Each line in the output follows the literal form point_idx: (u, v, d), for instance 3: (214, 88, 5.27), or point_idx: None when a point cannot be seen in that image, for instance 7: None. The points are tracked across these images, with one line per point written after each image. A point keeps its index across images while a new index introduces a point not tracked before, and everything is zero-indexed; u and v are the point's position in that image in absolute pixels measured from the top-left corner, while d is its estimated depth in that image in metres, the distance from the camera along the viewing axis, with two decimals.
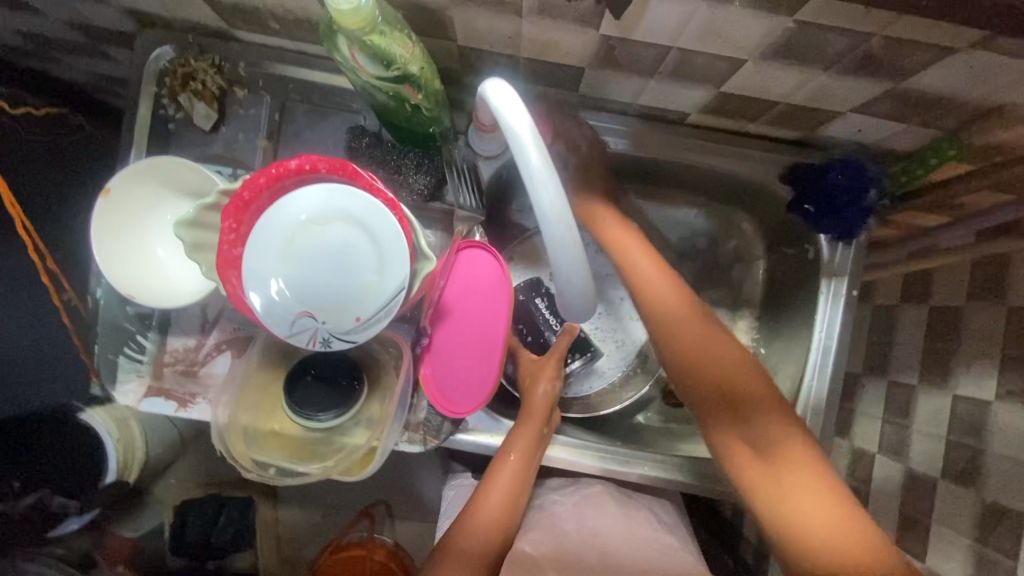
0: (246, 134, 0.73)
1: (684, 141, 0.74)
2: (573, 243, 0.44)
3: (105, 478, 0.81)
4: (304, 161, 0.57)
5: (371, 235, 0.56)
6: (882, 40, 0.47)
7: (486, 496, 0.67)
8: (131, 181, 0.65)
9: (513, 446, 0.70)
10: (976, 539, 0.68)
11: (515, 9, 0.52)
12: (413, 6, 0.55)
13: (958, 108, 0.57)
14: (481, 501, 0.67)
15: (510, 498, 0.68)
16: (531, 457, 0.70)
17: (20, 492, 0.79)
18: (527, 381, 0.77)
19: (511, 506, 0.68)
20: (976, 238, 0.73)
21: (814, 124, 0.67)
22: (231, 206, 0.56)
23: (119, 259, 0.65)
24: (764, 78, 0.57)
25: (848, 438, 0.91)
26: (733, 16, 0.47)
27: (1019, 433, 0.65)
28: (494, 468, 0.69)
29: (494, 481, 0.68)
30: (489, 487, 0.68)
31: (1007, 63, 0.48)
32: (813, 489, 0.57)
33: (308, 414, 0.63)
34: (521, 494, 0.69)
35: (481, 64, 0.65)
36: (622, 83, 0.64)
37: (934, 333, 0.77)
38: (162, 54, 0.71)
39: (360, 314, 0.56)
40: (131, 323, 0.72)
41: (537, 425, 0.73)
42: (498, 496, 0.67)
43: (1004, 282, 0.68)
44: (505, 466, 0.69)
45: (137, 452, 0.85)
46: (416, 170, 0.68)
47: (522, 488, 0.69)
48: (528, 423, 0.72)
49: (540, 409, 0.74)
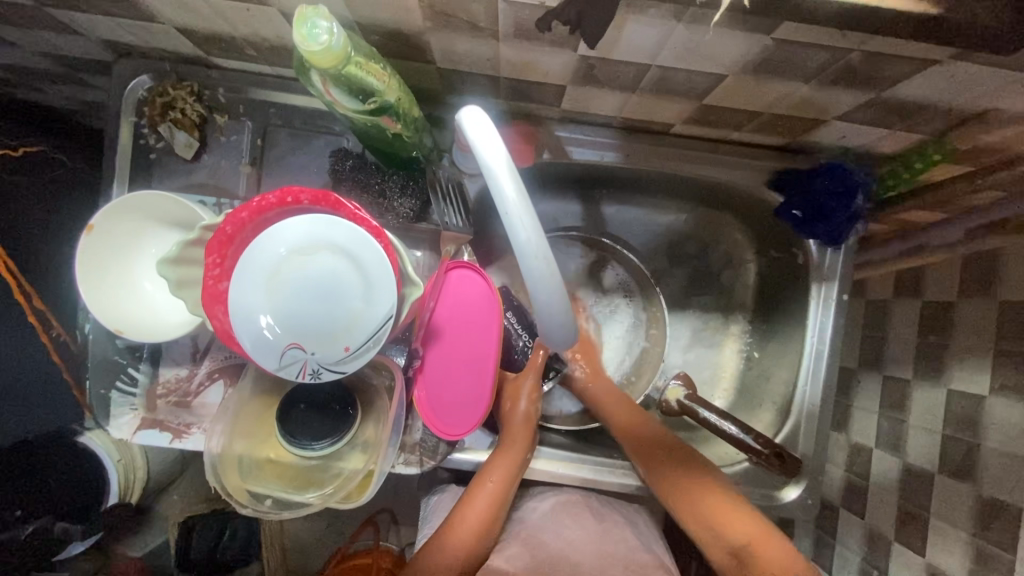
0: (229, 161, 0.73)
1: (669, 153, 0.74)
2: (550, 271, 0.42)
3: (107, 500, 0.84)
4: (286, 193, 0.56)
5: (357, 264, 0.56)
6: (861, 56, 0.47)
7: (464, 516, 0.68)
8: (113, 217, 0.64)
9: (494, 467, 0.72)
10: (974, 533, 0.68)
11: (490, 33, 0.51)
12: (389, 33, 0.54)
13: (939, 115, 0.57)
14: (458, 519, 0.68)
15: (488, 517, 0.69)
16: (512, 477, 0.72)
17: (21, 519, 0.75)
18: (505, 399, 0.79)
19: (488, 526, 0.69)
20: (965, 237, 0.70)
21: (798, 131, 0.67)
22: (215, 242, 0.55)
23: (107, 294, 0.64)
24: (745, 91, 0.57)
25: (845, 433, 0.91)
26: (709, 36, 0.47)
27: (1013, 428, 0.65)
28: (473, 489, 0.70)
29: (473, 501, 0.69)
30: (467, 506, 0.69)
31: (988, 73, 0.48)
32: (734, 529, 0.67)
33: (304, 444, 0.63)
34: (499, 514, 0.70)
35: (462, 84, 0.64)
36: (604, 98, 0.64)
37: (927, 329, 0.77)
38: (140, 84, 0.70)
39: (349, 344, 0.56)
40: (122, 356, 0.72)
41: (520, 446, 0.75)
42: (475, 516, 0.68)
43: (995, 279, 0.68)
44: (486, 487, 0.70)
45: (138, 472, 0.90)
46: (401, 193, 0.68)
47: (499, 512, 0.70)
48: (509, 445, 0.74)
49: (520, 430, 0.76)
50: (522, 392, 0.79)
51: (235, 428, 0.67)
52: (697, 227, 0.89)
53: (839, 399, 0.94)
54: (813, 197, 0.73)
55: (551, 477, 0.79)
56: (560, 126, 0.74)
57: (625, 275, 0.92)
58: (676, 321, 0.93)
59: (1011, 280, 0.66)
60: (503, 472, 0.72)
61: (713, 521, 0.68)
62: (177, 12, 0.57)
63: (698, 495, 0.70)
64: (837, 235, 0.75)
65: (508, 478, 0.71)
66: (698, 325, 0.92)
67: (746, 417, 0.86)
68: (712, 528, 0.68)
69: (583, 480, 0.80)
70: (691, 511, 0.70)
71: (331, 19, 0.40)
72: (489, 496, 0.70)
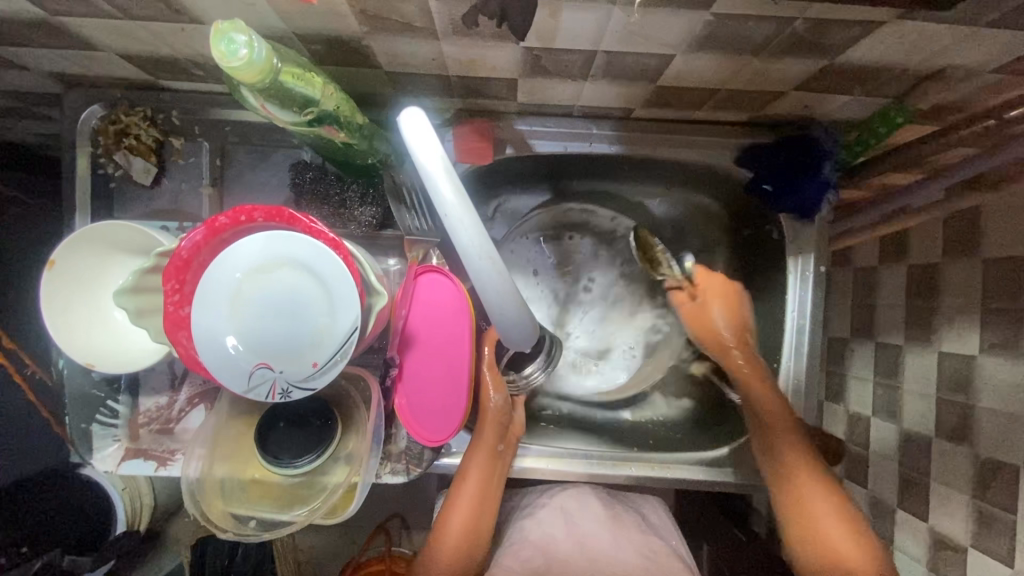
0: (190, 183, 0.72)
1: (633, 139, 0.73)
2: (501, 278, 0.42)
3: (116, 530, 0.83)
4: (238, 212, 0.55)
5: (318, 279, 0.55)
6: (805, 23, 0.46)
7: (444, 534, 0.68)
8: (75, 249, 0.63)
9: (466, 479, 0.70)
10: (975, 495, 0.67)
11: (428, 33, 0.50)
12: (328, 40, 0.53)
13: (897, 77, 0.56)
14: (444, 525, 0.69)
15: (474, 516, 0.69)
16: (490, 474, 0.72)
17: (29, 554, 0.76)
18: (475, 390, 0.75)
19: (471, 540, 0.69)
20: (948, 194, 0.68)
21: (759, 105, 0.65)
22: (171, 267, 0.54)
23: (76, 329, 0.64)
24: (696, 69, 0.56)
25: (842, 404, 0.90)
26: (648, 16, 0.46)
27: (1006, 387, 0.63)
28: (448, 505, 0.70)
29: (452, 519, 0.68)
30: (445, 524, 0.68)
31: (940, 31, 0.46)
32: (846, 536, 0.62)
33: (285, 463, 0.62)
34: (484, 520, 0.70)
35: (411, 84, 0.63)
36: (558, 88, 0.62)
37: (915, 292, 0.76)
38: (91, 114, 0.69)
39: (316, 359, 0.56)
40: (99, 389, 0.71)
41: (493, 450, 0.73)
42: (455, 533, 0.68)
43: (978, 235, 0.66)
44: (465, 488, 0.70)
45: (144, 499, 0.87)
46: (360, 202, 0.68)
47: (484, 507, 0.70)
48: (480, 453, 0.72)
49: (491, 422, 0.73)
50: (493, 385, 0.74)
51: (216, 453, 0.66)
52: (672, 210, 0.88)
53: (833, 370, 0.93)
54: (778, 170, 0.73)
55: (549, 474, 0.78)
56: (520, 120, 0.72)
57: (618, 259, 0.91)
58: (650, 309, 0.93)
59: (993, 236, 0.64)
60: (477, 482, 0.70)
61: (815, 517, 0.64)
62: (114, 37, 0.56)
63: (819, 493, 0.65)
64: (809, 207, 0.74)
65: (484, 476, 0.71)
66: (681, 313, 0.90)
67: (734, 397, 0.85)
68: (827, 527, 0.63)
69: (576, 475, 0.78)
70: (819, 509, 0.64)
71: (247, 32, 0.39)
72: (470, 498, 0.70)
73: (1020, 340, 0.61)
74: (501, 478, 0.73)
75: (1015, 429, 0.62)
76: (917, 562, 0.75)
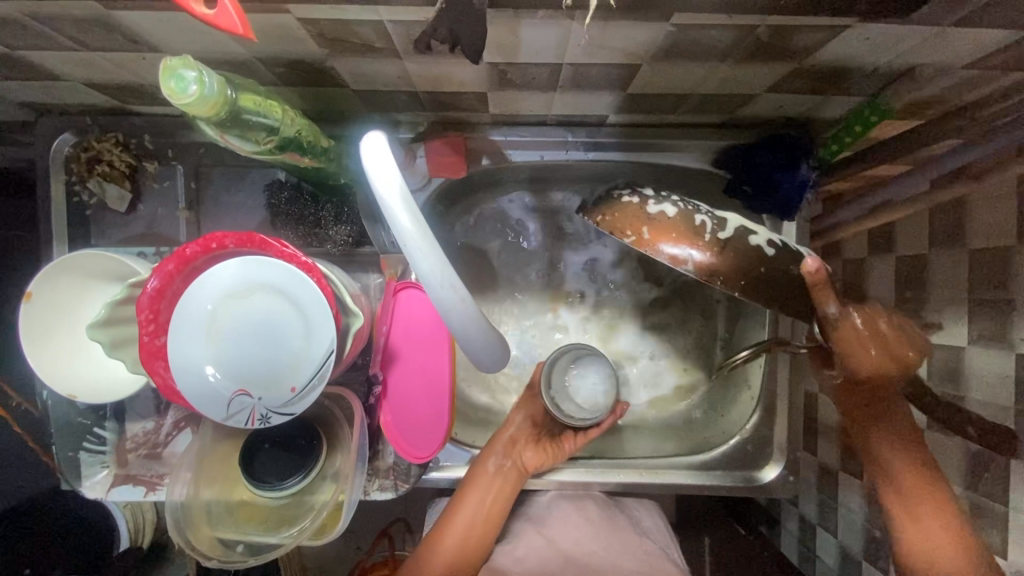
0: (166, 208, 0.72)
1: (610, 144, 0.73)
2: (462, 304, 0.41)
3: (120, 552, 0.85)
4: (209, 239, 0.55)
5: (295, 303, 0.55)
6: (768, 30, 0.45)
7: (441, 538, 0.69)
8: (50, 279, 0.63)
9: (471, 487, 0.72)
10: (967, 487, 0.63)
11: (391, 53, 0.50)
12: (292, 63, 0.52)
13: (868, 75, 0.55)
14: (441, 529, 0.70)
15: (472, 524, 0.70)
16: (496, 487, 0.73)
17: None
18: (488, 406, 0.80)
19: (467, 550, 0.69)
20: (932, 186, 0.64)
21: (733, 107, 0.65)
22: (145, 297, 0.54)
23: (57, 360, 0.64)
24: (665, 76, 0.55)
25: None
26: (609, 30, 0.45)
27: (996, 377, 0.59)
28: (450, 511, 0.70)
29: (451, 523, 0.70)
30: (443, 532, 0.69)
31: (905, 32, 0.45)
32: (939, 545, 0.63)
33: (271, 485, 0.62)
34: (483, 532, 0.70)
35: (383, 101, 0.63)
36: (529, 99, 0.62)
37: (902, 283, 0.71)
38: (64, 143, 0.69)
39: (294, 383, 0.55)
40: (85, 417, 0.71)
41: (504, 467, 0.74)
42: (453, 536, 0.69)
43: (963, 225, 0.62)
44: (469, 494, 0.72)
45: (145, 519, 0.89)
46: (335, 222, 0.69)
47: (485, 519, 0.71)
48: (489, 466, 0.74)
49: (507, 436, 0.76)
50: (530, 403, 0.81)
51: (202, 476, 0.67)
52: None
53: None
54: (756, 171, 0.72)
55: (540, 484, 0.79)
56: (495, 130, 0.72)
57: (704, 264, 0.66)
58: (644, 314, 0.88)
59: (979, 226, 0.60)
60: (481, 495, 0.72)
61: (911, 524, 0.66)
62: (77, 67, 0.55)
63: (918, 497, 0.66)
64: (789, 206, 0.74)
65: (489, 488, 0.73)
66: (672, 320, 0.88)
67: (721, 399, 0.85)
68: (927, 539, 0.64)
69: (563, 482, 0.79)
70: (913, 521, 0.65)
71: (198, 67, 0.39)
72: (472, 506, 0.71)
73: (1007, 331, 0.57)
74: (508, 495, 0.73)
75: (1003, 422, 0.58)
76: None
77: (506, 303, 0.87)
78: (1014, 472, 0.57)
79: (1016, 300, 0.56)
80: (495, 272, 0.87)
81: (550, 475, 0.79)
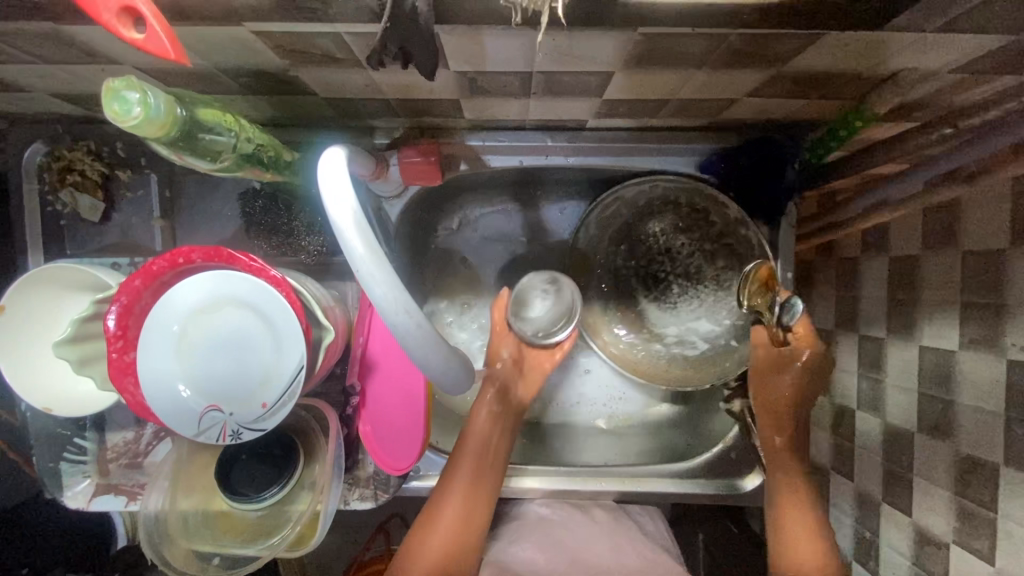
0: (141, 217, 0.71)
1: (592, 148, 0.71)
2: (421, 329, 0.40)
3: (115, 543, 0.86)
4: (176, 254, 0.54)
5: (265, 318, 0.55)
6: (743, 37, 0.43)
7: (438, 513, 0.64)
8: (22, 294, 0.62)
9: (462, 457, 0.67)
10: (955, 491, 0.61)
11: (354, 63, 0.48)
12: (257, 73, 0.51)
13: (852, 80, 0.53)
14: (436, 506, 0.64)
15: (470, 493, 0.65)
16: (489, 451, 0.68)
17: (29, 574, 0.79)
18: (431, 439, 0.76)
19: (458, 550, 0.63)
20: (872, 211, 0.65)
21: (714, 111, 0.63)
22: (113, 313, 0.53)
23: (31, 373, 0.63)
24: (643, 83, 0.53)
25: (829, 396, 0.83)
26: (576, 40, 0.43)
27: (985, 383, 0.57)
28: (442, 487, 0.66)
29: (445, 499, 0.65)
30: (428, 534, 0.63)
31: (886, 40, 0.43)
32: (807, 557, 0.64)
33: (245, 500, 0.62)
34: (480, 503, 0.66)
35: (357, 109, 0.61)
36: (504, 105, 0.60)
37: (895, 285, 0.70)
38: (34, 152, 0.67)
39: (265, 400, 0.55)
40: (65, 428, 0.71)
41: (482, 458, 0.67)
42: (450, 513, 0.64)
43: (957, 226, 0.61)
44: (461, 467, 0.66)
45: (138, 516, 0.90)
46: (308, 233, 0.70)
47: (483, 487, 0.67)
48: (475, 434, 0.68)
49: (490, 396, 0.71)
50: (500, 342, 0.74)
51: (179, 488, 0.67)
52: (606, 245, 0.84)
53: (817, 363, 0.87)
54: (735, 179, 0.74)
55: (530, 493, 0.78)
56: (473, 135, 0.70)
57: (692, 286, 0.82)
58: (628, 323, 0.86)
59: (973, 228, 0.58)
60: (463, 491, 0.65)
61: (786, 530, 0.66)
62: (37, 79, 0.54)
63: (801, 508, 0.67)
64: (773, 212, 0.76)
65: (482, 453, 0.68)
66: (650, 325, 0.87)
67: (708, 403, 0.84)
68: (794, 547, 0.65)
69: (552, 491, 0.79)
70: (797, 527, 0.66)
71: (142, 89, 0.41)
72: (466, 474, 0.66)
73: (999, 336, 0.56)
74: (499, 463, 0.69)
75: (995, 428, 0.57)
76: (901, 556, 0.70)
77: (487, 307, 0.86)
78: (1003, 478, 0.56)
79: (1009, 305, 0.55)
80: (479, 278, 0.86)
81: (516, 483, 0.78)
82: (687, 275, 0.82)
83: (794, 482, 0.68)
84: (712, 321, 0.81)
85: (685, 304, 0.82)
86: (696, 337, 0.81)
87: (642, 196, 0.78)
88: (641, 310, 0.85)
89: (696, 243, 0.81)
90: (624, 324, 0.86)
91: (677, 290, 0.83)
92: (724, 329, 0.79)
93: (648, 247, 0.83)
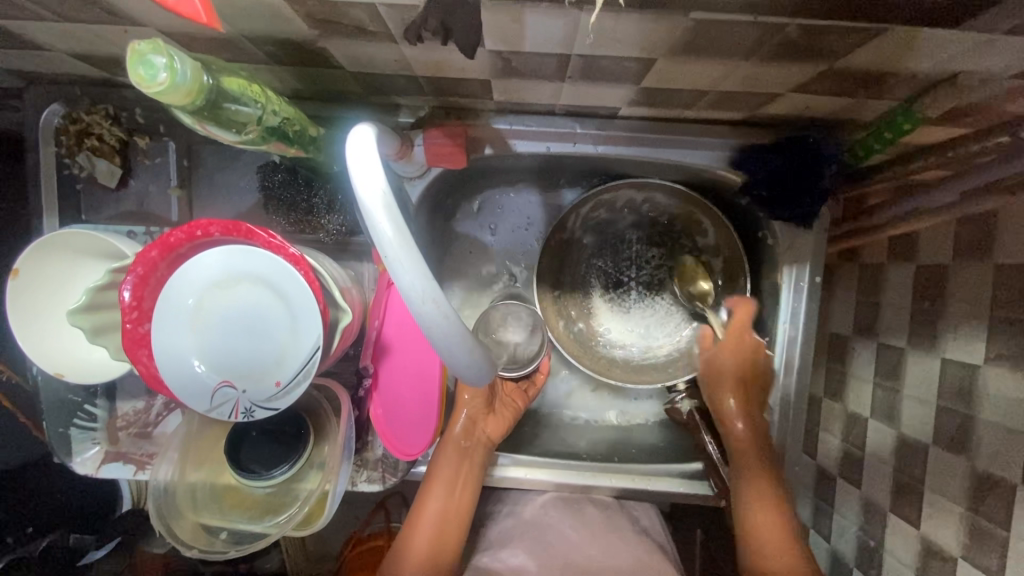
0: (157, 185, 0.70)
1: (621, 138, 0.69)
2: (447, 322, 0.39)
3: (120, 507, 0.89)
4: (194, 226, 0.53)
5: (282, 296, 0.54)
6: (799, 28, 0.40)
7: (415, 532, 0.66)
8: (39, 257, 0.62)
9: (437, 479, 0.68)
10: (968, 507, 0.60)
11: (385, 37, 0.46)
12: (282, 42, 0.49)
13: (904, 80, 0.50)
14: (415, 523, 0.66)
15: (447, 512, 0.67)
16: (463, 474, 0.70)
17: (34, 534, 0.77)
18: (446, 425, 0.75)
19: (435, 561, 0.64)
20: (910, 215, 0.63)
21: (755, 105, 0.60)
22: (127, 283, 0.52)
23: (45, 337, 0.63)
24: (683, 71, 0.51)
25: (842, 402, 0.82)
26: (618, 22, 0.41)
27: (1012, 402, 0.55)
28: (420, 503, 0.68)
29: (422, 517, 0.66)
30: (408, 542, 0.65)
31: (951, 38, 0.41)
32: (773, 544, 0.64)
33: (257, 473, 0.62)
34: (455, 520, 0.67)
35: (383, 86, 0.60)
36: (535, 88, 0.58)
37: (921, 294, 0.68)
38: (52, 114, 0.66)
39: (280, 378, 0.54)
40: (76, 394, 0.71)
41: (454, 477, 0.69)
42: (427, 531, 0.66)
43: (993, 238, 0.58)
44: (436, 484, 0.68)
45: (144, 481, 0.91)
46: (328, 211, 0.69)
47: (455, 507, 0.68)
48: (448, 455, 0.70)
49: (466, 425, 0.71)
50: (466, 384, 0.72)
51: (187, 460, 0.66)
52: (574, 235, 0.84)
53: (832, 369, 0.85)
54: (778, 177, 0.70)
55: (533, 484, 0.78)
56: (501, 117, 0.68)
57: (650, 295, 0.85)
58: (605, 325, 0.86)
59: (1009, 241, 0.56)
60: (438, 510, 0.67)
61: (750, 519, 0.66)
62: (58, 37, 0.52)
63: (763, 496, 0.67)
64: (806, 214, 0.71)
65: (456, 475, 0.69)
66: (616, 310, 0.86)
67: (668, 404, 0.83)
68: (760, 535, 0.65)
69: (555, 485, 0.78)
70: (761, 516, 0.66)
71: (168, 54, 0.39)
72: (443, 494, 0.68)
73: None
74: (472, 483, 0.70)
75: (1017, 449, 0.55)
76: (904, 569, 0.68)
77: (485, 291, 0.86)
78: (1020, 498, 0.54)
79: None
80: (477, 265, 0.85)
81: (510, 472, 0.78)
82: (647, 283, 0.86)
83: (759, 472, 0.68)
84: (660, 332, 0.85)
85: (638, 311, 0.86)
86: (635, 343, 0.85)
87: (629, 203, 0.83)
88: (594, 308, 0.86)
89: (672, 256, 0.85)
90: (585, 319, 0.86)
91: (635, 295, 0.86)
92: (673, 338, 0.84)
93: (631, 249, 0.85)
